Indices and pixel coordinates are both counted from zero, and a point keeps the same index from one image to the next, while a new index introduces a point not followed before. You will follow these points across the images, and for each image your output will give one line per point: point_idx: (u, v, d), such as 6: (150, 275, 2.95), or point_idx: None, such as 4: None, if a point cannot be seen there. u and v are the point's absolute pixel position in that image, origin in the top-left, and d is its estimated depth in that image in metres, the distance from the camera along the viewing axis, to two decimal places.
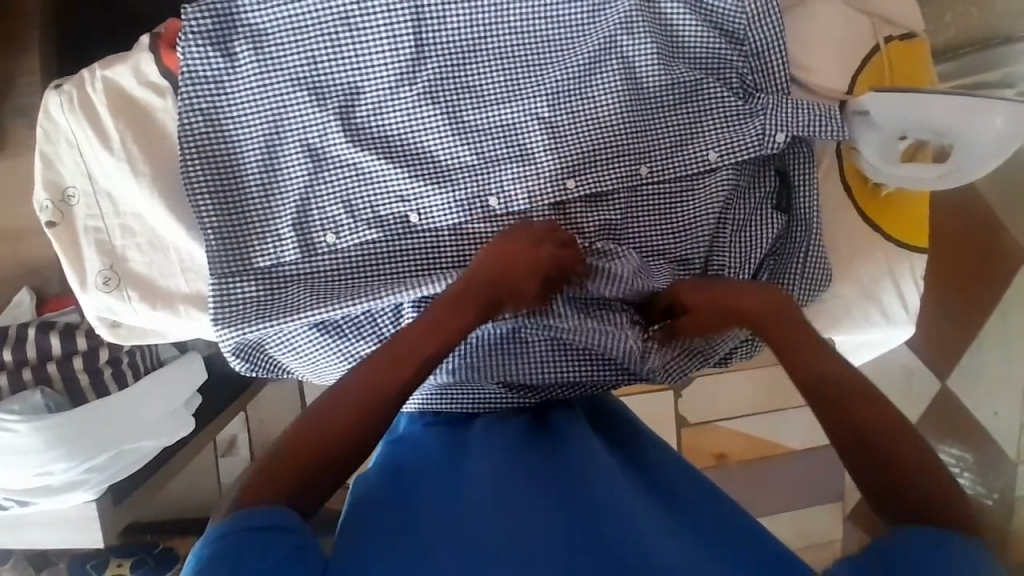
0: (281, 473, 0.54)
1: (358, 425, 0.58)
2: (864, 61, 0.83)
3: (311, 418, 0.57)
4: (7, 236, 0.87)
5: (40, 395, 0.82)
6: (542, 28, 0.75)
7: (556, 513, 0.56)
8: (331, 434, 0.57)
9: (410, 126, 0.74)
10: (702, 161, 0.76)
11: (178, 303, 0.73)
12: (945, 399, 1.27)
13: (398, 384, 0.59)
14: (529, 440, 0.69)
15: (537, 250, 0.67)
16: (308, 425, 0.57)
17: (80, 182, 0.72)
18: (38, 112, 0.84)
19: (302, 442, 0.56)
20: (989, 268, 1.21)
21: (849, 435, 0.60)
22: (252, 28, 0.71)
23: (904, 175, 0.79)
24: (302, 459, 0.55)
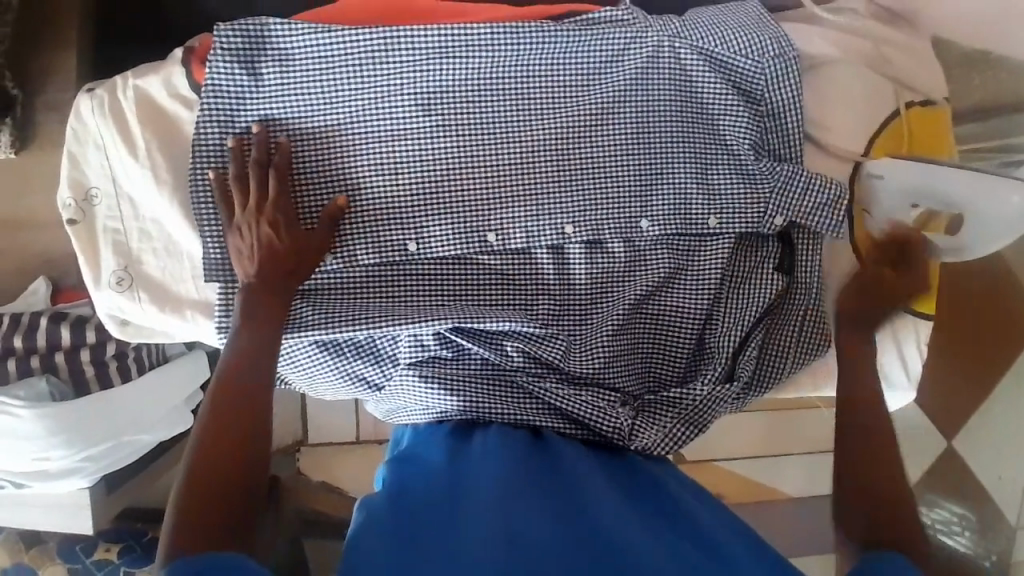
0: (216, 489, 0.61)
1: (261, 390, 0.67)
2: (886, 124, 0.83)
3: (209, 424, 0.65)
4: (27, 225, 0.90)
5: (46, 383, 0.84)
6: (559, 74, 0.77)
7: (561, 547, 0.58)
8: (236, 420, 0.65)
9: (420, 155, 0.75)
10: (702, 225, 0.79)
11: (186, 308, 0.74)
12: (949, 461, 1.25)
13: (256, 345, 0.68)
14: (532, 459, 0.70)
15: (262, 209, 0.70)
16: (212, 429, 0.64)
17: (104, 184, 0.74)
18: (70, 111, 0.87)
19: (217, 442, 0.64)
20: (1005, 332, 1.20)
21: (856, 445, 0.71)
22: (280, 51, 0.72)
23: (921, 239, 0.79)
24: (228, 450, 0.64)
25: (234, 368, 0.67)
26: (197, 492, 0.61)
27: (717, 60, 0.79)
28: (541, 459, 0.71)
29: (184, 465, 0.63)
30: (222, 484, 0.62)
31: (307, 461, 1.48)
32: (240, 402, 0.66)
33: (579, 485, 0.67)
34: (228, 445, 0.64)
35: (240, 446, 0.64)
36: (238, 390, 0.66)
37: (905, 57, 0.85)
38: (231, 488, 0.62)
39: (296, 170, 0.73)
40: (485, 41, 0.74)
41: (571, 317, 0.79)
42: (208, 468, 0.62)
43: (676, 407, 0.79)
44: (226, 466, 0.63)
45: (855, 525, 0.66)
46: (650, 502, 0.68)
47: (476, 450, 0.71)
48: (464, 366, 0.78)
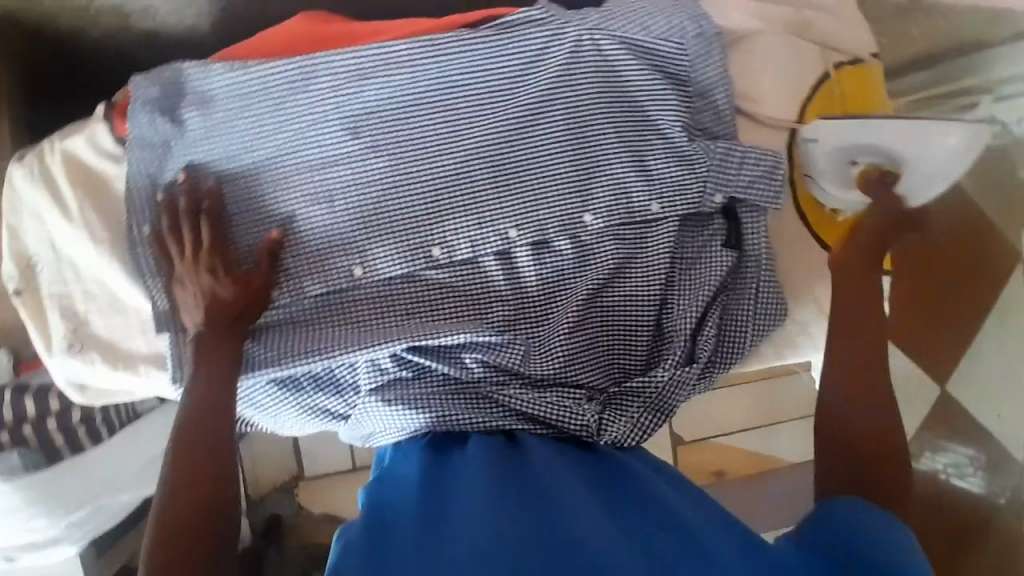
0: (186, 543, 0.62)
1: (222, 441, 0.67)
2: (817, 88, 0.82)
3: (173, 480, 0.65)
4: None
5: (18, 456, 0.81)
6: (483, 81, 0.77)
7: (531, 550, 0.58)
8: (201, 468, 0.66)
9: (353, 180, 0.75)
10: (644, 212, 0.80)
11: (139, 363, 0.74)
12: (945, 405, 1.25)
13: (213, 390, 0.68)
14: (501, 465, 0.70)
15: (201, 256, 0.70)
16: (179, 481, 0.65)
17: (43, 251, 0.74)
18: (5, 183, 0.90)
19: (185, 494, 0.64)
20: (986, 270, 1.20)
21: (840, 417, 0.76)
22: (200, 95, 0.72)
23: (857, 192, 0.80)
24: (194, 504, 0.64)
25: (191, 422, 0.67)
26: (166, 548, 0.62)
27: (644, 48, 0.78)
28: (511, 460, 0.71)
29: (152, 520, 0.64)
30: (193, 538, 0.63)
31: (306, 495, 1.48)
32: (200, 453, 0.66)
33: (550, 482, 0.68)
34: (196, 496, 0.65)
35: (208, 495, 0.65)
36: (199, 435, 0.67)
37: (830, 20, 0.85)
38: (204, 541, 0.63)
39: (231, 211, 0.73)
40: (403, 58, 0.74)
41: (527, 321, 0.79)
42: (177, 521, 0.63)
43: (642, 396, 0.79)
44: (194, 519, 0.64)
45: (832, 485, 0.73)
46: (621, 491, 0.68)
47: (446, 464, 0.71)
48: (425, 383, 0.77)
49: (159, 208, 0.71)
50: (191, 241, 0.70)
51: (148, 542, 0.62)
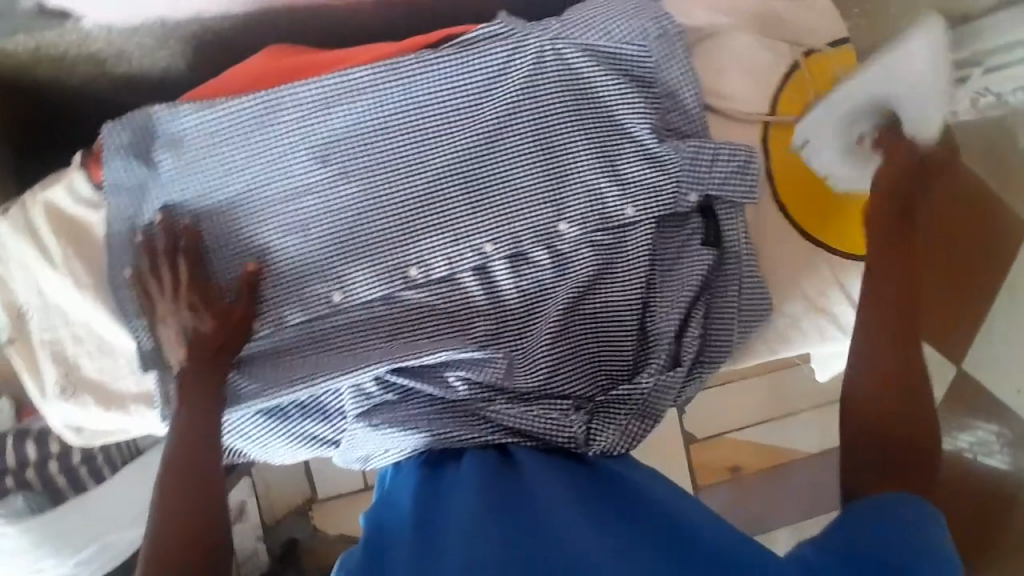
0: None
1: (207, 474, 0.69)
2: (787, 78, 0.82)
3: (164, 515, 0.66)
4: None
5: (23, 499, 0.83)
6: (448, 99, 0.77)
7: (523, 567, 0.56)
8: (193, 503, 0.67)
9: (326, 207, 0.76)
10: (619, 217, 0.79)
11: (130, 403, 0.76)
12: (961, 384, 1.28)
13: (202, 425, 0.70)
14: (495, 481, 0.70)
15: (182, 292, 0.72)
16: (170, 516, 0.66)
17: (31, 298, 0.75)
18: None
19: (178, 530, 0.66)
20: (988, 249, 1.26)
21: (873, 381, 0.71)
22: (170, 137, 0.74)
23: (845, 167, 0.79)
24: (188, 539, 0.66)
25: (178, 458, 0.69)
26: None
27: (608, 54, 0.78)
28: (498, 472, 0.71)
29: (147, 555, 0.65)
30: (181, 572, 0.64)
31: (319, 516, 1.48)
32: (192, 488, 0.68)
33: (534, 493, 0.67)
34: (189, 531, 0.66)
35: (201, 528, 0.67)
36: (189, 471, 0.68)
37: (797, 10, 0.84)
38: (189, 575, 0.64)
39: (208, 247, 0.75)
40: (366, 83, 0.75)
41: (510, 335, 0.79)
42: (171, 553, 0.65)
43: (629, 403, 0.79)
44: (188, 554, 0.65)
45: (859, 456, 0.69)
46: (615, 500, 0.67)
47: (433, 483, 0.72)
48: (412, 404, 0.78)
49: (138, 250, 0.72)
50: (171, 280, 0.72)
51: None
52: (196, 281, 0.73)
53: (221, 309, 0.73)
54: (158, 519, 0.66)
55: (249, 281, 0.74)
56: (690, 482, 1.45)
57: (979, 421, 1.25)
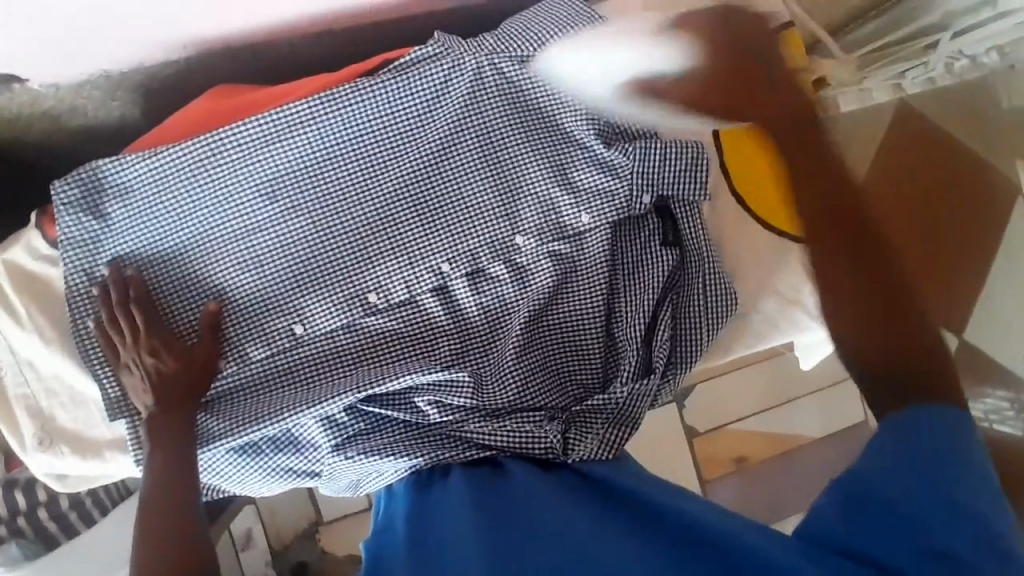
0: None
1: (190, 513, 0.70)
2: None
3: (149, 558, 0.67)
4: None
5: (17, 547, 0.85)
6: (391, 124, 0.77)
7: None
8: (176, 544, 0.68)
9: (281, 242, 0.77)
10: (574, 225, 0.79)
11: (105, 449, 0.77)
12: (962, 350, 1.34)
13: (177, 468, 0.71)
14: (480, 500, 0.70)
15: (142, 337, 0.73)
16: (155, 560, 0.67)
17: (2, 357, 0.76)
18: None
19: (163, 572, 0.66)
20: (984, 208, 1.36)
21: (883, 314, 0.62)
22: (119, 187, 0.74)
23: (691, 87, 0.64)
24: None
25: (156, 500, 0.69)
26: None
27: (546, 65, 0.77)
28: (481, 490, 0.72)
29: None
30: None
31: (326, 540, 1.49)
32: (175, 530, 0.69)
33: (515, 511, 0.68)
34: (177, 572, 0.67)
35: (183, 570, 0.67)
36: (170, 514, 0.69)
37: None
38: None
39: (169, 292, 0.76)
40: (305, 116, 0.75)
41: (475, 352, 0.79)
42: None
43: (604, 411, 0.78)
44: None
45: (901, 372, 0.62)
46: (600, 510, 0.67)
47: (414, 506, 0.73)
48: (384, 429, 0.78)
49: (95, 302, 0.74)
50: (131, 327, 0.73)
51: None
52: (158, 326, 0.74)
53: (187, 351, 0.74)
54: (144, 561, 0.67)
55: (211, 321, 0.75)
56: (697, 477, 1.43)
57: (989, 387, 1.31)
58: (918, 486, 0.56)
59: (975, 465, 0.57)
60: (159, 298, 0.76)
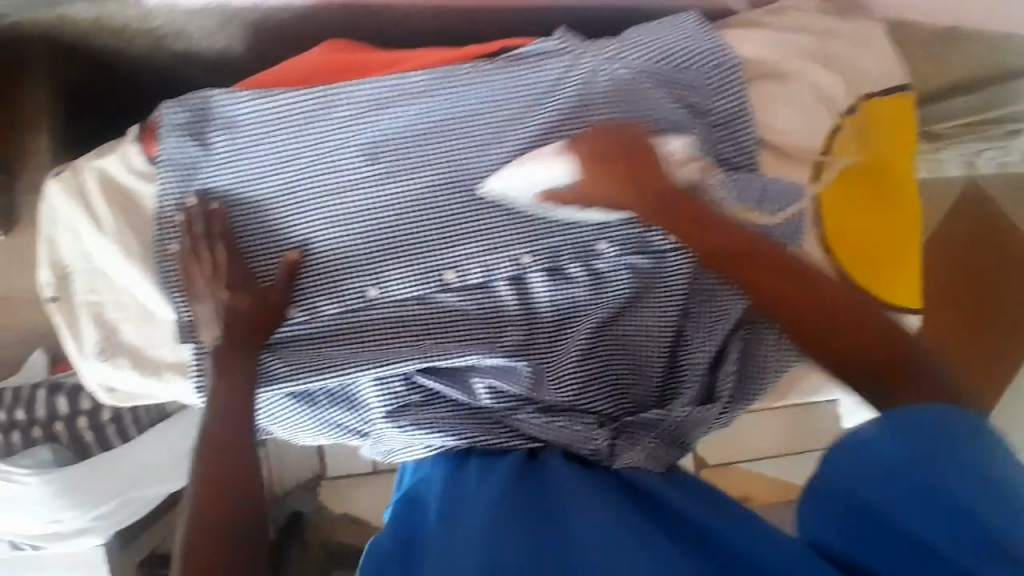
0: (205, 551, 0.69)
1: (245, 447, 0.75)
2: (830, 135, 0.80)
3: (201, 488, 0.73)
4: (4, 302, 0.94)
5: (50, 451, 0.88)
6: (500, 107, 0.77)
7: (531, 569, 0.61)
8: (229, 486, 0.73)
9: (371, 204, 0.77)
10: (660, 240, 0.79)
11: (164, 370, 0.78)
12: None
13: (240, 401, 0.74)
14: (522, 483, 0.72)
15: (221, 269, 0.75)
16: (205, 490, 0.73)
17: (77, 260, 0.77)
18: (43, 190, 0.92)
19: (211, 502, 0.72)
20: None
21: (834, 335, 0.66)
22: (227, 119, 0.75)
23: (603, 197, 0.72)
24: (211, 521, 0.71)
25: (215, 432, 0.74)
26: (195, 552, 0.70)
27: (663, 78, 0.76)
28: (530, 475, 0.73)
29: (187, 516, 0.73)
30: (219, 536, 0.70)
31: (327, 495, 1.52)
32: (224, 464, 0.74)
33: (566, 497, 0.69)
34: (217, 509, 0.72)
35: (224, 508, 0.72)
36: (222, 451, 0.74)
37: (854, 47, 0.83)
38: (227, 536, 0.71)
39: (253, 232, 0.77)
40: (420, 88, 0.76)
41: (538, 345, 0.79)
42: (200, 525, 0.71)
43: (658, 428, 0.78)
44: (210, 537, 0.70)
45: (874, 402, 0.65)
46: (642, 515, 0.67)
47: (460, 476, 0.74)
48: (435, 405, 0.79)
49: (177, 226, 0.75)
50: (213, 260, 0.74)
51: (184, 522, 0.72)
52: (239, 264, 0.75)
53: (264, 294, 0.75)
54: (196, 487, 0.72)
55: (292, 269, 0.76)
56: None
57: None
58: (910, 491, 0.57)
59: (983, 460, 0.55)
60: (242, 238, 0.77)
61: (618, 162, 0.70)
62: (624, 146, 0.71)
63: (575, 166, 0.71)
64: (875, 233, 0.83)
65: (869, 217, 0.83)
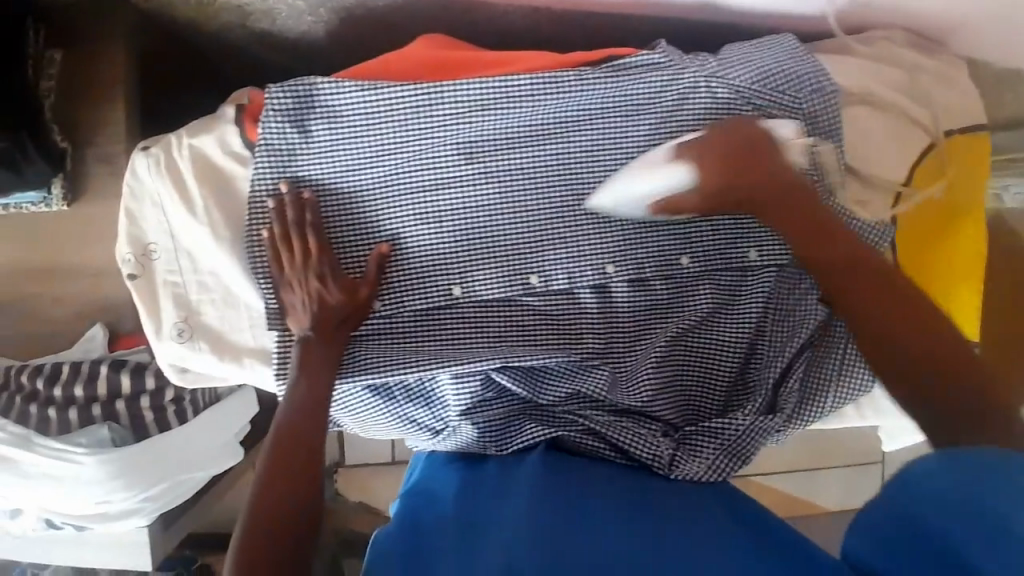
0: (263, 532, 0.66)
1: (315, 433, 0.71)
2: (917, 165, 0.85)
3: (265, 471, 0.69)
4: (63, 274, 0.92)
5: (107, 430, 0.89)
6: (599, 118, 0.78)
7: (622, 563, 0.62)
8: (297, 470, 0.70)
9: (464, 204, 0.77)
10: (743, 259, 0.80)
11: (244, 356, 0.77)
12: None
13: (320, 391, 0.72)
14: (600, 487, 0.73)
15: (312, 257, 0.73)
16: (272, 473, 0.69)
17: (163, 240, 0.77)
18: (110, 164, 0.90)
19: (275, 484, 0.68)
20: None
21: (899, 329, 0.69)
22: (329, 108, 0.75)
23: (717, 203, 0.73)
24: (274, 509, 0.67)
25: (291, 410, 0.71)
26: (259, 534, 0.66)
27: (756, 94, 0.78)
28: (597, 476, 0.74)
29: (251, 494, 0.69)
30: (279, 509, 0.67)
31: (343, 483, 1.53)
32: (297, 446, 0.70)
33: (641, 508, 0.70)
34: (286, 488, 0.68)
35: (291, 491, 0.68)
36: (295, 439, 0.70)
37: (940, 85, 0.85)
38: (285, 508, 0.68)
39: (346, 224, 0.77)
40: (525, 93, 0.76)
41: (617, 353, 0.80)
42: (267, 506, 0.67)
43: (720, 438, 0.79)
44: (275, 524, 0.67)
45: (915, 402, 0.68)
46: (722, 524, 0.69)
47: (524, 479, 0.74)
48: (507, 403, 0.80)
49: (269, 211, 0.74)
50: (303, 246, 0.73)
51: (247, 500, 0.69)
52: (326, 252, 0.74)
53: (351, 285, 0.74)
54: (262, 468, 0.69)
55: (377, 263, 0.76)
56: None
57: None
58: (968, 520, 0.51)
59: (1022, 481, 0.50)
60: (333, 229, 0.77)
61: (735, 166, 0.70)
62: (741, 148, 0.71)
63: (692, 171, 0.71)
64: (938, 268, 0.88)
65: (938, 252, 0.87)
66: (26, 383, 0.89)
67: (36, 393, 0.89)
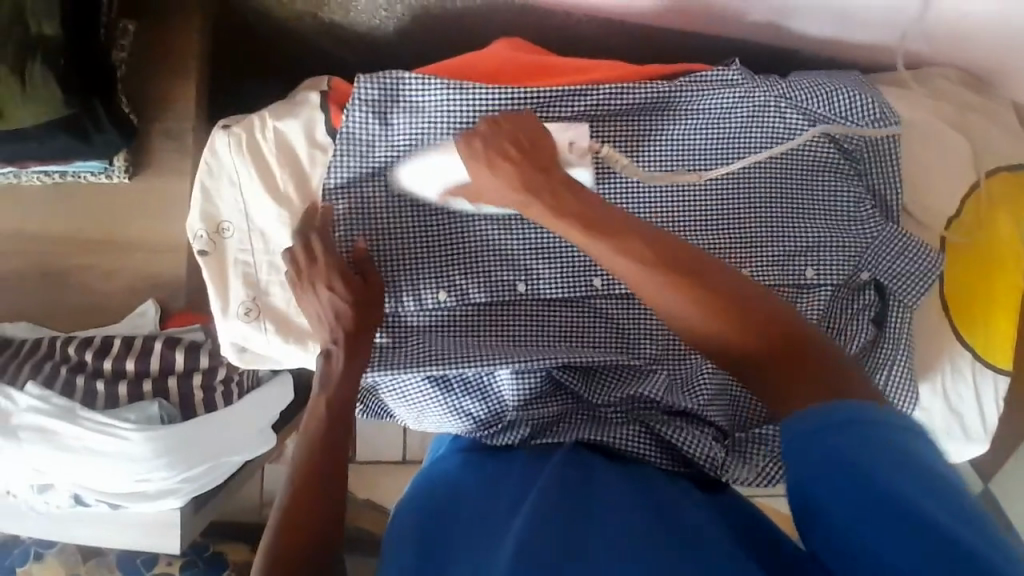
0: (291, 543, 0.61)
1: (339, 445, 0.68)
2: (964, 199, 0.89)
3: (293, 481, 0.64)
4: (117, 247, 0.92)
5: (155, 406, 0.88)
6: (674, 130, 0.80)
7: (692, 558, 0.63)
8: (321, 480, 0.65)
9: None
10: (801, 276, 0.82)
11: (308, 339, 0.77)
12: None
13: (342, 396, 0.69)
14: None
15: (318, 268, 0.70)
16: (301, 485, 0.64)
17: (236, 220, 0.78)
18: (174, 141, 0.91)
19: (303, 496, 0.63)
20: None
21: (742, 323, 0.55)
22: (411, 102, 0.77)
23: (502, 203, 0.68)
24: (299, 522, 0.62)
25: (312, 431, 0.67)
26: (292, 544, 0.61)
27: (822, 118, 0.81)
28: None
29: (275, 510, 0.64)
30: (309, 522, 0.62)
31: (353, 480, 1.51)
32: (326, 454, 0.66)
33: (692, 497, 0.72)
34: (309, 493, 0.64)
35: (317, 500, 0.64)
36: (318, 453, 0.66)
37: (991, 123, 0.89)
38: (311, 516, 0.63)
39: (416, 214, 0.78)
40: (605, 101, 0.78)
41: (674, 358, 0.82)
42: (291, 513, 0.62)
43: (769, 446, 0.81)
44: (302, 539, 0.61)
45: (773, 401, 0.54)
46: None
47: None
48: (563, 401, 0.79)
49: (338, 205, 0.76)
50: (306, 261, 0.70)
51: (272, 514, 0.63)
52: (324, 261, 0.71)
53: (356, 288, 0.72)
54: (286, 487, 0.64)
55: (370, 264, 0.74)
56: None
57: None
58: (860, 501, 0.45)
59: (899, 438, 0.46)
60: (343, 231, 0.77)
61: (513, 162, 0.65)
62: (514, 135, 0.66)
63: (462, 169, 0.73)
64: (990, 296, 0.89)
65: (986, 281, 0.89)
66: (75, 353, 0.90)
67: (84, 364, 0.90)
